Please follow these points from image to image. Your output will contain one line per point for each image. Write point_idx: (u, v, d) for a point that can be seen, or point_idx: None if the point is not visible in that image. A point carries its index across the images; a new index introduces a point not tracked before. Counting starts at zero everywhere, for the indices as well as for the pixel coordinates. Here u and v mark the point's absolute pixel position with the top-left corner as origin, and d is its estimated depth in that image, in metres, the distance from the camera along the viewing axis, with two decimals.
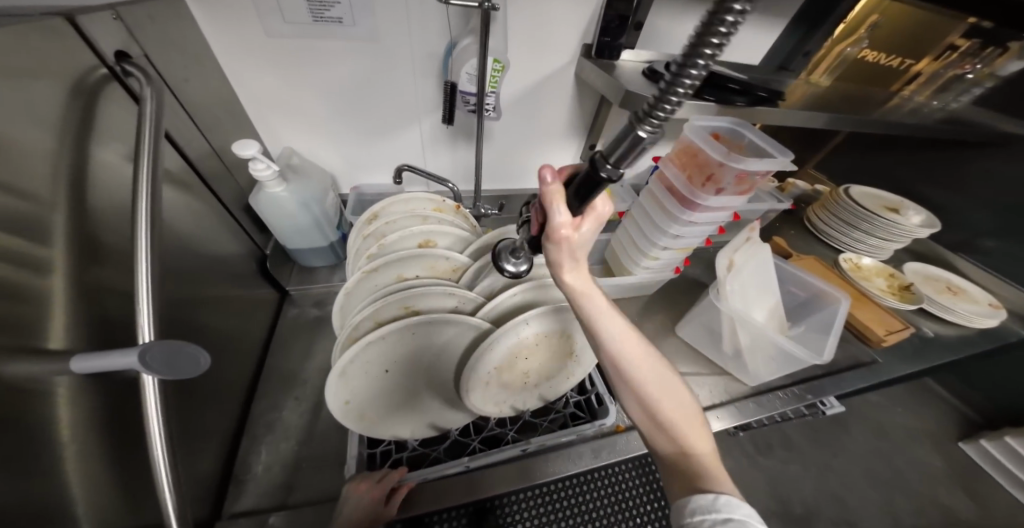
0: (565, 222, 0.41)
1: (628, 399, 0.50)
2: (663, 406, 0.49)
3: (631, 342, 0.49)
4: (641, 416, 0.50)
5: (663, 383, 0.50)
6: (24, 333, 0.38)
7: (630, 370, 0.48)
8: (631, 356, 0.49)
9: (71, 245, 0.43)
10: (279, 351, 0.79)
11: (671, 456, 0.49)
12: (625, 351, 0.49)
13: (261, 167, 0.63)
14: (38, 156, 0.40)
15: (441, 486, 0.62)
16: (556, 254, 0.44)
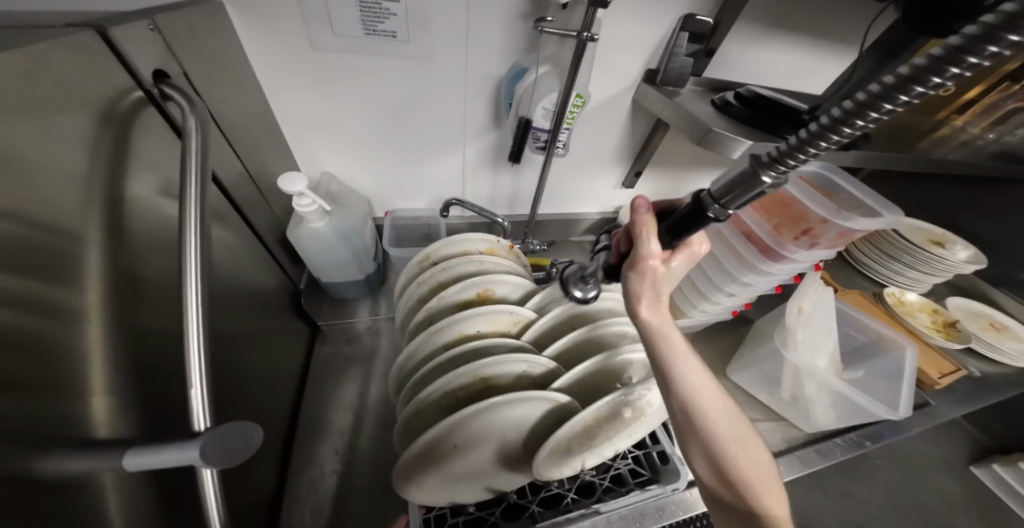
0: (656, 252, 0.41)
1: (696, 451, 0.45)
2: (739, 467, 0.44)
3: (710, 392, 0.44)
4: (710, 471, 0.45)
5: (739, 441, 0.44)
6: (63, 424, 0.31)
7: (701, 416, 0.43)
8: (710, 402, 0.44)
9: (104, 310, 0.36)
10: (311, 396, 0.72)
11: (733, 512, 0.44)
12: (705, 394, 0.44)
13: (308, 204, 0.57)
14: (62, 210, 0.33)
15: None
16: (641, 284, 0.43)
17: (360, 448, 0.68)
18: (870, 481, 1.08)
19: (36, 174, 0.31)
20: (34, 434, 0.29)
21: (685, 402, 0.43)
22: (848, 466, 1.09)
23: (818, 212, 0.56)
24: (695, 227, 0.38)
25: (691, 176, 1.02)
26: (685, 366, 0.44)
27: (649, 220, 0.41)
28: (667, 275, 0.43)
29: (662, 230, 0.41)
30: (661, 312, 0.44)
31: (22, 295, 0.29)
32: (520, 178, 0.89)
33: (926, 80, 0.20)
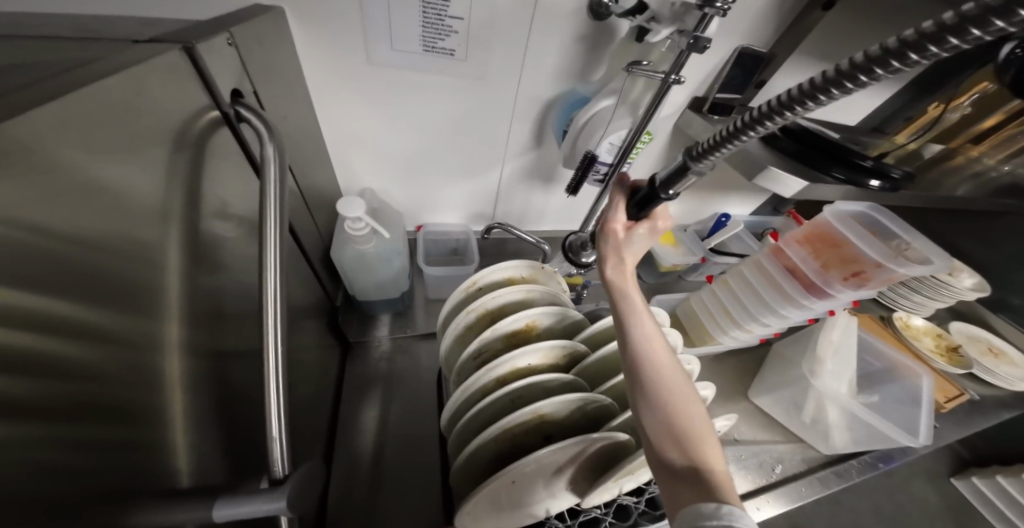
0: (619, 218, 0.49)
1: (642, 398, 0.42)
2: (687, 421, 0.40)
3: (662, 348, 0.44)
4: (657, 420, 0.40)
5: (688, 399, 0.41)
6: (148, 471, 0.30)
7: (649, 358, 0.42)
8: (662, 354, 0.43)
9: (182, 349, 0.34)
10: (344, 415, 0.71)
11: (675, 473, 0.38)
12: (654, 347, 0.43)
13: (362, 227, 0.56)
14: (150, 247, 0.31)
15: None
16: (605, 245, 0.50)
17: (395, 471, 0.67)
18: (875, 500, 1.11)
19: (133, 207, 0.29)
20: (123, 488, 0.27)
21: (633, 347, 0.43)
22: (854, 485, 1.12)
23: (873, 256, 0.59)
24: (654, 204, 0.45)
25: (716, 198, 1.03)
26: (639, 316, 0.45)
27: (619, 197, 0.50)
28: (629, 244, 0.49)
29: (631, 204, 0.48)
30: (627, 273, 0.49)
31: (114, 343, 0.27)
32: (553, 196, 0.88)
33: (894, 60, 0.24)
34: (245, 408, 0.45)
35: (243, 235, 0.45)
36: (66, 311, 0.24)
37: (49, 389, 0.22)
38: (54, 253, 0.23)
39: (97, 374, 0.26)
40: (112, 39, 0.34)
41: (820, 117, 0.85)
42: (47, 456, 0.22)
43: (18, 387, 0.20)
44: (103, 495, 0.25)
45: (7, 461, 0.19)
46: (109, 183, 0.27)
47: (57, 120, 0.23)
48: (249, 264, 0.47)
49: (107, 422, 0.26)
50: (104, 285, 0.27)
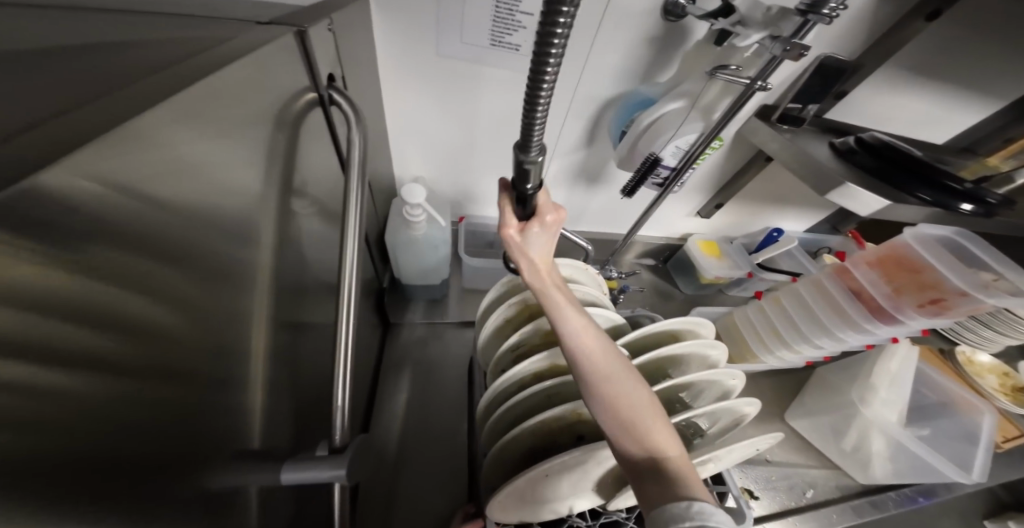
0: (510, 223, 0.46)
1: (589, 396, 0.42)
2: (627, 413, 0.39)
3: (591, 339, 0.44)
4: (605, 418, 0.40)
5: (626, 386, 0.41)
6: (229, 430, 0.32)
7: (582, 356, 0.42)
8: (592, 345, 0.43)
9: (261, 320, 0.36)
10: (382, 392, 0.74)
11: (636, 469, 0.38)
12: (584, 339, 0.43)
13: (419, 214, 0.58)
14: (244, 224, 0.33)
15: None
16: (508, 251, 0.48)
17: (427, 451, 0.70)
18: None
19: (233, 180, 0.30)
20: (209, 447, 0.30)
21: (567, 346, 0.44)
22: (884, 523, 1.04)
23: (957, 284, 0.55)
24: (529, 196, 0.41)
25: (768, 211, 0.98)
26: (568, 312, 0.45)
27: (505, 195, 0.47)
28: (529, 243, 0.47)
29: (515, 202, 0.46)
30: (541, 272, 0.48)
31: (213, 311, 0.29)
32: (597, 198, 0.86)
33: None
34: (306, 380, 0.48)
35: (314, 215, 0.48)
36: (183, 282, 0.26)
37: (160, 352, 0.24)
38: (173, 225, 0.25)
39: (195, 342, 0.28)
40: (235, 18, 0.35)
41: (897, 132, 0.79)
42: (156, 415, 0.24)
43: (136, 351, 0.22)
44: (192, 452, 0.28)
45: (123, 418, 0.21)
46: (219, 161, 0.28)
47: (195, 99, 0.25)
48: (316, 243, 0.49)
49: (199, 386, 0.28)
50: (209, 257, 0.28)
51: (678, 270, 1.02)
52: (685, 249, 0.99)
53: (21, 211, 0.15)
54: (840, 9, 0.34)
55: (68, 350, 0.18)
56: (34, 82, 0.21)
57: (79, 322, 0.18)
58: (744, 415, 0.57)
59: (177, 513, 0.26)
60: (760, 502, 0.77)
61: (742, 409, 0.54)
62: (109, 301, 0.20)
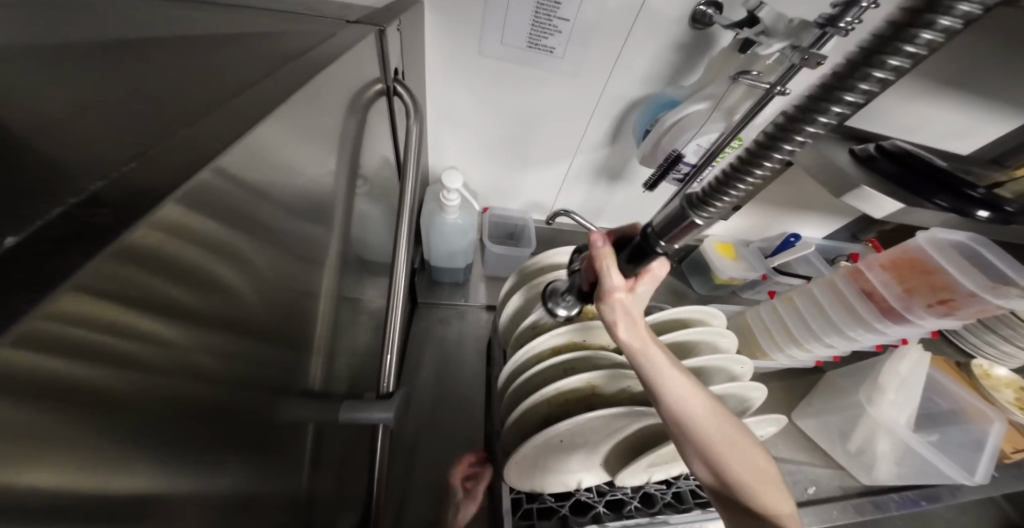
0: (619, 286, 0.42)
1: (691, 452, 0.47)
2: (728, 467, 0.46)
3: (695, 404, 0.45)
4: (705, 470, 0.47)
5: (727, 443, 0.45)
6: (297, 372, 0.38)
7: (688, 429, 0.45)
8: (697, 414, 0.45)
9: (326, 278, 0.43)
10: (408, 365, 0.80)
11: (732, 502, 0.48)
12: (689, 406, 0.45)
13: (454, 199, 0.63)
14: (319, 197, 0.39)
15: None
16: (608, 315, 0.44)
17: (446, 422, 0.76)
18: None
19: (315, 154, 0.36)
20: (283, 382, 0.35)
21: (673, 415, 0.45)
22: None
23: (967, 287, 0.57)
24: (649, 257, 0.40)
25: (786, 216, 0.99)
26: (674, 377, 0.45)
27: (608, 253, 0.43)
28: (634, 302, 0.44)
29: (623, 260, 0.42)
30: (641, 332, 0.44)
31: (296, 268, 0.35)
32: (617, 195, 0.89)
33: (848, 88, 0.24)
34: (349, 342, 0.53)
35: (364, 195, 0.53)
36: (279, 243, 0.31)
37: (262, 306, 0.29)
38: (278, 197, 0.30)
39: (279, 285, 0.32)
40: (328, 17, 0.41)
41: (921, 142, 0.79)
42: (253, 362, 0.29)
43: (244, 313, 0.27)
44: (277, 387, 0.33)
45: (226, 382, 0.25)
46: (310, 142, 0.34)
47: (309, 88, 0.31)
48: (363, 220, 0.55)
49: (280, 329, 0.34)
50: (296, 224, 0.34)
51: (694, 269, 1.05)
52: (701, 250, 1.01)
53: (178, 211, 0.18)
54: (857, 23, 0.36)
55: (203, 319, 0.22)
56: (193, 69, 0.27)
57: (206, 298, 0.22)
58: (751, 401, 0.60)
59: (262, 430, 0.31)
60: None
61: (748, 393, 0.57)
62: (226, 278, 0.24)
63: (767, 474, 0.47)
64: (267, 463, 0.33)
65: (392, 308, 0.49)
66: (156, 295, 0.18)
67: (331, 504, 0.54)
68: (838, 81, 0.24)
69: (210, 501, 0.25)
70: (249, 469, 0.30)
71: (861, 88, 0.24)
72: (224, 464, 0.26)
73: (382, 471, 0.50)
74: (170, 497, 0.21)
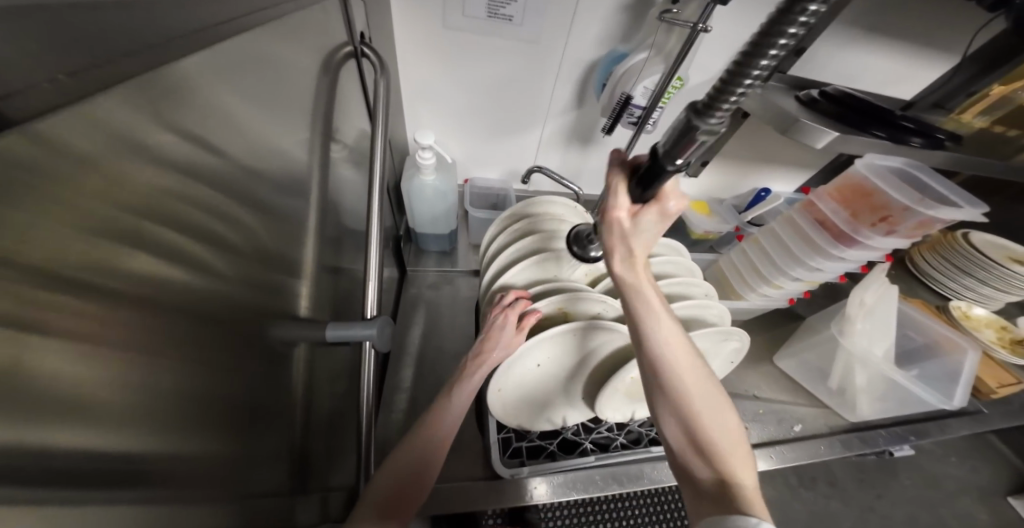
0: (624, 205, 0.40)
1: (667, 410, 0.45)
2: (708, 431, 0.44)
3: (688, 354, 0.45)
4: (679, 431, 0.45)
5: (711, 406, 0.44)
6: (283, 293, 0.42)
7: (666, 372, 0.44)
8: (679, 361, 0.44)
9: (308, 216, 0.48)
10: (399, 326, 0.84)
11: (708, 481, 0.43)
12: (672, 355, 0.44)
13: (429, 157, 0.69)
14: (297, 131, 0.44)
15: (574, 478, 0.67)
16: (609, 235, 0.43)
17: (436, 376, 0.78)
18: (897, 497, 0.98)
19: (286, 95, 0.40)
20: (264, 300, 0.38)
21: (661, 365, 0.44)
22: (883, 483, 0.99)
23: (900, 201, 0.62)
24: (659, 180, 0.37)
25: (754, 172, 1.04)
26: (662, 321, 0.44)
27: (619, 178, 0.41)
28: (638, 231, 0.42)
29: (632, 184, 0.40)
30: (637, 271, 0.44)
31: (278, 187, 0.41)
32: (590, 159, 0.94)
33: (791, 20, 0.23)
34: (334, 282, 0.58)
35: (343, 151, 0.58)
36: (258, 163, 0.36)
37: (241, 214, 0.33)
38: (255, 114, 0.35)
39: (248, 228, 0.35)
40: None
41: (867, 89, 0.85)
42: (222, 275, 0.31)
43: (204, 230, 0.28)
44: (264, 293, 0.38)
45: (179, 316, 0.25)
46: (281, 85, 0.39)
47: (270, 33, 0.36)
48: (344, 175, 0.61)
49: (256, 255, 0.37)
50: (275, 148, 0.39)
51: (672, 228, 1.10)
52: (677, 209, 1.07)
53: (77, 133, 0.18)
54: None
55: (143, 247, 0.22)
56: None
57: (137, 229, 0.22)
58: (722, 322, 0.62)
59: (231, 366, 0.33)
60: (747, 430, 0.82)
61: (713, 307, 0.60)
62: (168, 204, 0.24)
63: (748, 462, 0.44)
64: (239, 408, 0.34)
65: (369, 248, 0.53)
66: (71, 209, 0.18)
67: (324, 436, 0.58)
68: (783, 11, 0.23)
69: (178, 423, 0.26)
70: (217, 410, 0.31)
71: (801, 22, 0.23)
72: (191, 401, 0.27)
73: (370, 399, 0.53)
74: (125, 410, 0.21)
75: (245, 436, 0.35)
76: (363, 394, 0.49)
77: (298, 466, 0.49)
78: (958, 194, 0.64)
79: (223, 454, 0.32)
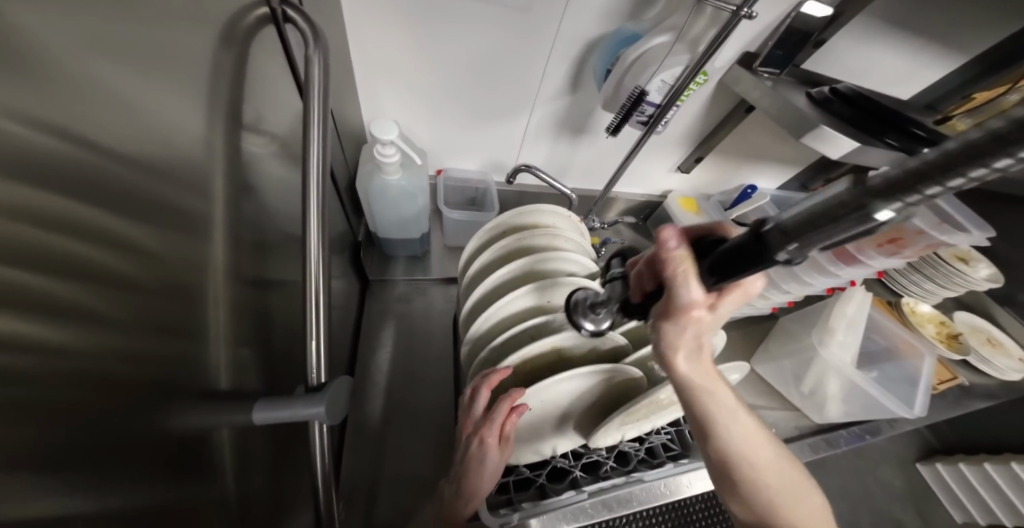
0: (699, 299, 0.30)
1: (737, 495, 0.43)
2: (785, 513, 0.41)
3: (766, 452, 0.42)
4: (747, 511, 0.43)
5: (798, 502, 0.42)
6: (193, 363, 0.31)
7: (739, 460, 0.41)
8: (754, 451, 0.42)
9: (220, 248, 0.35)
10: (363, 348, 0.72)
11: None
12: (750, 448, 0.41)
13: (391, 153, 0.55)
14: (197, 136, 0.31)
15: (560, 512, 0.62)
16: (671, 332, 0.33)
17: (407, 406, 0.69)
18: (848, 482, 1.06)
19: (181, 75, 0.28)
20: (162, 380, 0.27)
21: (726, 455, 0.42)
22: (836, 470, 1.06)
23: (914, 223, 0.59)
24: (750, 269, 0.26)
25: (744, 167, 0.99)
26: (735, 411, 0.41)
27: (686, 257, 0.29)
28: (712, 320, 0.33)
29: (704, 267, 0.29)
30: (702, 364, 0.37)
31: (184, 209, 0.29)
32: (581, 151, 0.84)
33: (964, 171, 0.16)
34: (267, 321, 0.46)
35: (269, 150, 0.44)
36: (149, 156, 0.25)
37: (111, 249, 0.22)
38: (140, 87, 0.24)
39: (141, 245, 0.25)
40: None
41: (868, 87, 0.80)
42: (87, 331, 0.21)
43: (52, 257, 0.19)
44: (151, 384, 0.26)
45: (9, 399, 0.17)
46: (168, 59, 0.26)
47: None
48: (274, 183, 0.47)
49: (158, 281, 0.27)
50: (176, 146, 0.28)
51: (659, 225, 1.06)
52: (666, 206, 1.01)
53: None
54: None
55: None
56: None
57: None
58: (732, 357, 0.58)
59: (122, 451, 0.23)
60: None
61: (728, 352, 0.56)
62: None
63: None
64: (144, 497, 0.25)
65: (312, 283, 0.41)
66: None
67: (269, 507, 0.47)
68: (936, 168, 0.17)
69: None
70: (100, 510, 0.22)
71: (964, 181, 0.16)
72: (36, 515, 0.18)
73: (327, 474, 0.43)
74: None
75: None
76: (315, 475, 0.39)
77: None
78: (961, 211, 0.62)
79: None
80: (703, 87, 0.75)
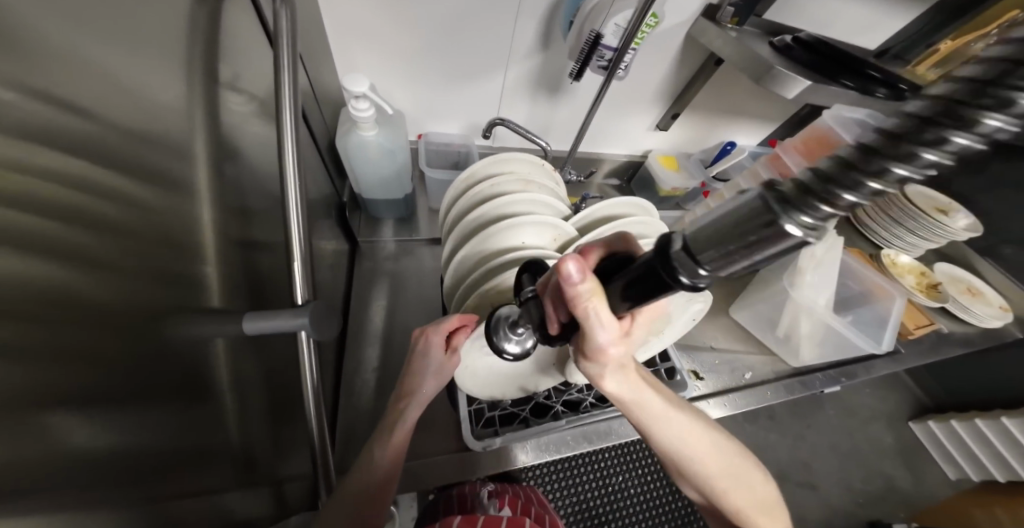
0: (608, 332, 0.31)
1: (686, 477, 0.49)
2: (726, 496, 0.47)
3: (704, 442, 0.46)
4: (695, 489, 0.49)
5: (737, 481, 0.47)
6: (190, 287, 0.36)
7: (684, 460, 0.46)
8: (694, 449, 0.46)
9: (208, 190, 0.39)
10: (355, 303, 0.77)
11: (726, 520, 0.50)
12: (694, 448, 0.45)
13: (365, 107, 0.59)
14: (176, 95, 0.34)
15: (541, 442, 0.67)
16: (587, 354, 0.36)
17: (398, 354, 0.74)
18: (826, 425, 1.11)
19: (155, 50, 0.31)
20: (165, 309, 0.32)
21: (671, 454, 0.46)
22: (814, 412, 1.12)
23: None
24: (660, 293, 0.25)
25: (721, 124, 1.01)
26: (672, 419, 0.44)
27: (594, 291, 0.29)
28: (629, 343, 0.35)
29: (615, 299, 0.29)
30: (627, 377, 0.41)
31: (168, 168, 0.33)
32: (557, 110, 0.86)
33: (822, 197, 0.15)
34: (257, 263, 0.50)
35: (249, 107, 0.48)
36: (131, 126, 0.28)
37: (105, 167, 0.26)
38: (111, 35, 0.27)
39: (132, 198, 0.28)
40: None
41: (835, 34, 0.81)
42: (95, 233, 0.25)
43: (50, 204, 0.22)
44: (150, 287, 0.30)
45: (25, 303, 0.20)
46: (139, 33, 0.29)
47: None
48: (255, 137, 0.50)
49: (152, 237, 0.30)
50: (155, 114, 0.31)
51: (641, 185, 1.09)
52: (647, 165, 1.04)
53: None
54: None
55: None
56: None
57: None
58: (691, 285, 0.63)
59: (130, 358, 0.28)
60: (707, 380, 0.89)
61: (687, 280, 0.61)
62: None
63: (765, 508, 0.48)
64: (152, 411, 0.30)
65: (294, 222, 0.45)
66: None
67: (271, 431, 0.52)
68: (850, 168, 0.15)
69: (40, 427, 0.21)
70: (111, 414, 0.26)
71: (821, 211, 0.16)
72: (63, 400, 0.22)
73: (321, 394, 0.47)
74: None
75: (161, 438, 0.31)
76: (306, 388, 0.44)
77: (244, 470, 0.45)
78: None
79: (126, 459, 0.27)
80: (671, 41, 0.77)
